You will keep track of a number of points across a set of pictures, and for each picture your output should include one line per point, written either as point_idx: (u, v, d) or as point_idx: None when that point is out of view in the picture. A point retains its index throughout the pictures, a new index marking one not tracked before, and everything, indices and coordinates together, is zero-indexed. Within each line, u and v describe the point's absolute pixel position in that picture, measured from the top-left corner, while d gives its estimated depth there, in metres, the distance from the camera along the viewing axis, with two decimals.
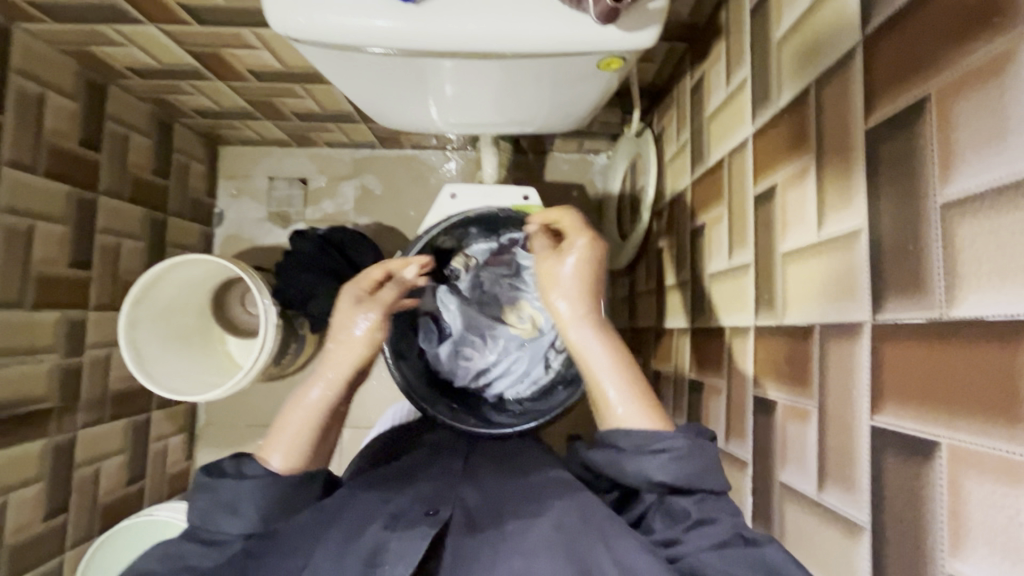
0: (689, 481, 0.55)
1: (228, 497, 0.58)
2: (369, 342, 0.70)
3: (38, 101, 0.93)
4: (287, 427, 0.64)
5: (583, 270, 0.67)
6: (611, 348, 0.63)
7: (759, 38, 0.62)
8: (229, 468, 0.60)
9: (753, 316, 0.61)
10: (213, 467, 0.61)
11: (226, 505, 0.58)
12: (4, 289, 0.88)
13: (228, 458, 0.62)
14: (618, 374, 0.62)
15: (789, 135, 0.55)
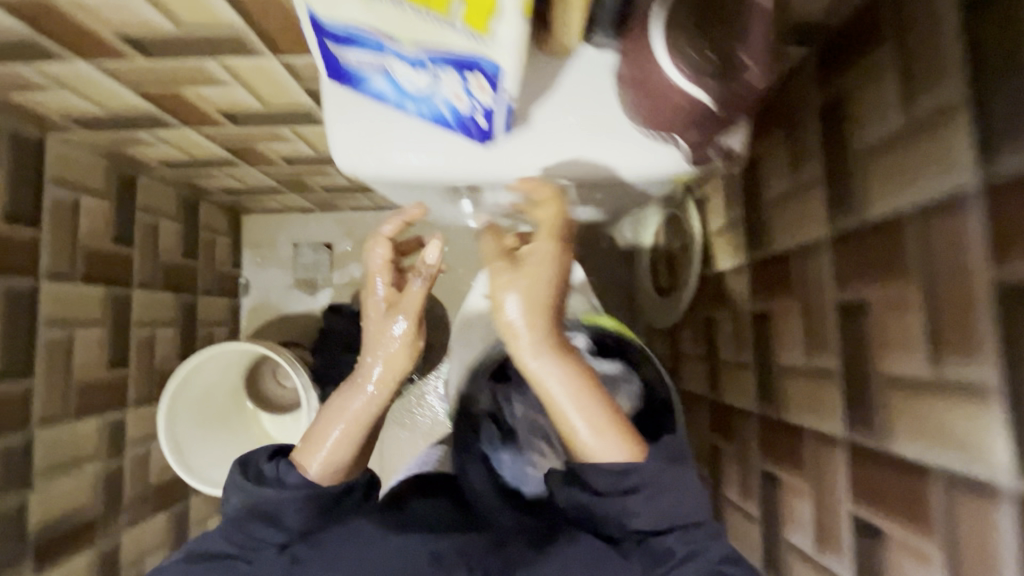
0: (669, 521, 0.53)
1: (269, 508, 0.56)
2: (408, 348, 0.60)
3: (74, 207, 0.91)
4: (325, 432, 0.58)
5: (534, 288, 0.54)
6: (570, 372, 0.54)
7: (833, 140, 0.61)
8: (268, 473, 0.57)
9: (845, 429, 0.59)
10: (250, 468, 0.58)
11: (269, 513, 0.56)
12: (49, 405, 0.85)
13: (264, 461, 0.59)
14: (581, 403, 0.54)
15: (883, 254, 0.53)
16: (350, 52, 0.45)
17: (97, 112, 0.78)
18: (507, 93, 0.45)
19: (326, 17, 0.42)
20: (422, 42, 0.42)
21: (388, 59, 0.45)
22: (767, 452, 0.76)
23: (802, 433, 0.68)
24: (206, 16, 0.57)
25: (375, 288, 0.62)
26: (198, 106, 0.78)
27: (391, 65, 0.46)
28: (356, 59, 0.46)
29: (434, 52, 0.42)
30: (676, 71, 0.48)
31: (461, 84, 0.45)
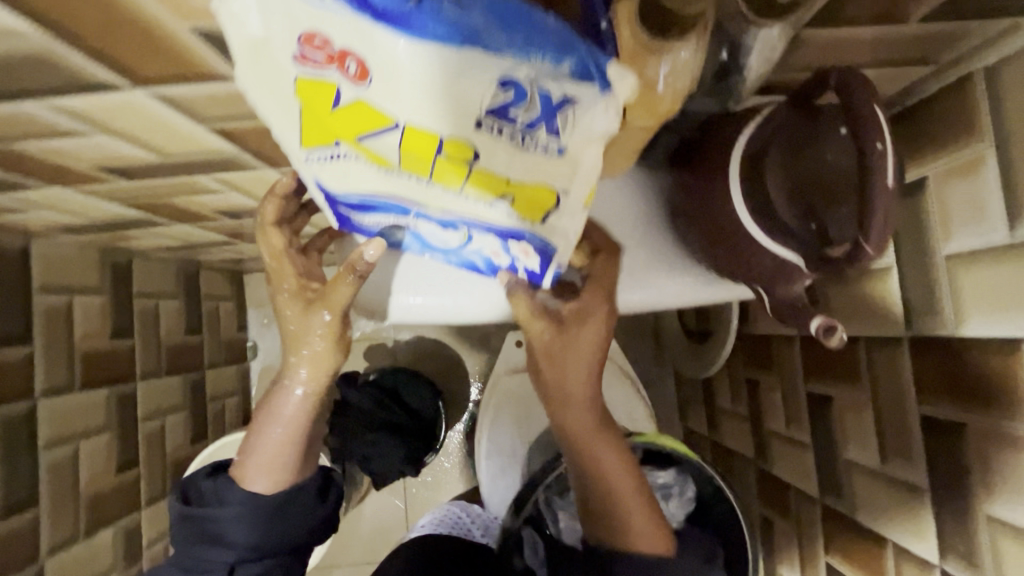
0: None
1: (213, 527, 0.51)
2: (331, 343, 0.52)
3: (67, 311, 0.84)
4: (264, 445, 0.53)
5: (577, 362, 0.51)
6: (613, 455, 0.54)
7: (908, 231, 0.54)
8: (207, 491, 0.53)
9: (941, 557, 0.53)
10: (192, 493, 0.53)
11: (219, 531, 0.51)
12: (57, 529, 0.80)
13: (207, 478, 0.55)
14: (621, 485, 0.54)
15: (988, 380, 0.46)
16: (370, 214, 0.39)
17: (82, 220, 0.72)
18: (559, 264, 0.45)
19: (346, 194, 0.37)
20: (465, 219, 0.39)
21: (415, 223, 0.41)
22: (835, 547, 0.70)
23: (881, 542, 0.61)
24: (193, 146, 0.50)
25: (285, 308, 0.52)
26: (190, 208, 0.71)
27: (418, 226, 0.41)
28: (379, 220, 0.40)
29: (478, 225, 0.39)
30: (766, 230, 0.47)
31: (503, 247, 0.43)
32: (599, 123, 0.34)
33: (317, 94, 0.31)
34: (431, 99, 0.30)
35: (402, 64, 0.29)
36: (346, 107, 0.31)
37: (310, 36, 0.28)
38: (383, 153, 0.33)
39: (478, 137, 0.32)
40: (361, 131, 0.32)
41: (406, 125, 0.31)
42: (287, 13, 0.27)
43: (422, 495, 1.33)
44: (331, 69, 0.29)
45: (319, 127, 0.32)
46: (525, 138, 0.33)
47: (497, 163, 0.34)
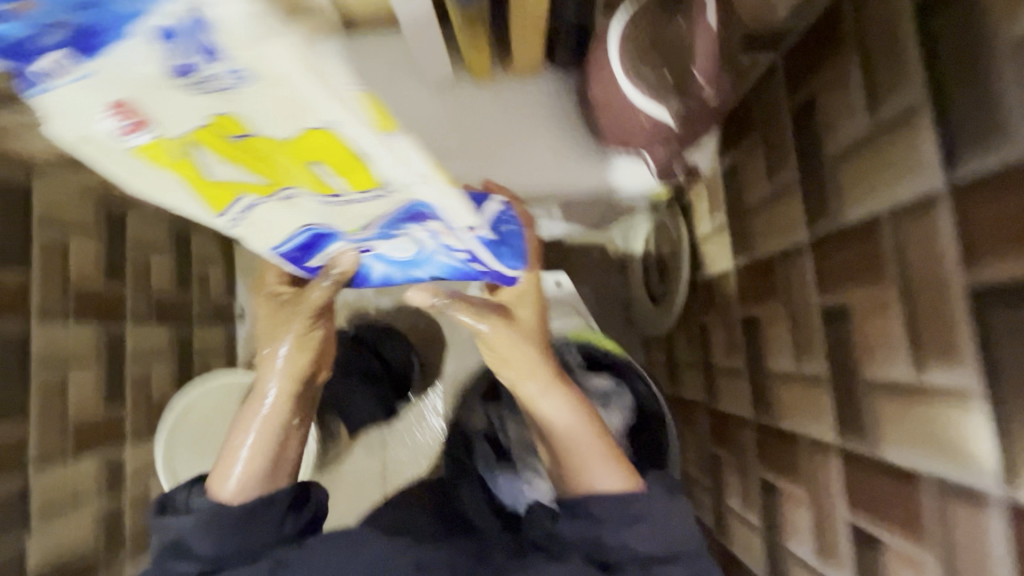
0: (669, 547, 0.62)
1: (182, 538, 0.64)
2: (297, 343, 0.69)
3: (63, 247, 0.91)
4: (227, 456, 0.68)
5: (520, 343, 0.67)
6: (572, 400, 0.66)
7: (806, 145, 0.61)
8: (178, 503, 0.67)
9: (837, 436, 0.58)
10: (167, 505, 0.67)
11: (190, 535, 0.64)
12: (44, 449, 0.85)
13: (181, 490, 0.69)
14: (580, 428, 0.66)
15: (858, 259, 0.53)
16: (319, 245, 0.64)
17: None
18: (470, 227, 0.56)
19: (287, 242, 0.59)
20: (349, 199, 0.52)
21: (369, 241, 0.65)
22: (766, 460, 0.75)
23: (797, 441, 0.67)
24: None
25: (259, 305, 0.71)
26: None
27: (353, 233, 0.61)
28: (330, 246, 0.65)
29: (359, 203, 0.52)
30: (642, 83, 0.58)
31: (429, 229, 0.61)
32: (246, 21, 0.31)
33: (178, 164, 0.43)
34: (155, 89, 0.36)
35: (121, 78, 0.35)
36: (175, 150, 0.42)
37: (125, 114, 0.37)
38: (229, 170, 0.46)
39: (236, 109, 0.39)
40: (219, 158, 0.44)
41: (191, 129, 0.41)
42: (88, 104, 0.36)
43: None
44: (143, 134, 0.40)
45: (197, 182, 0.46)
46: (216, 80, 0.35)
47: (248, 109, 0.39)
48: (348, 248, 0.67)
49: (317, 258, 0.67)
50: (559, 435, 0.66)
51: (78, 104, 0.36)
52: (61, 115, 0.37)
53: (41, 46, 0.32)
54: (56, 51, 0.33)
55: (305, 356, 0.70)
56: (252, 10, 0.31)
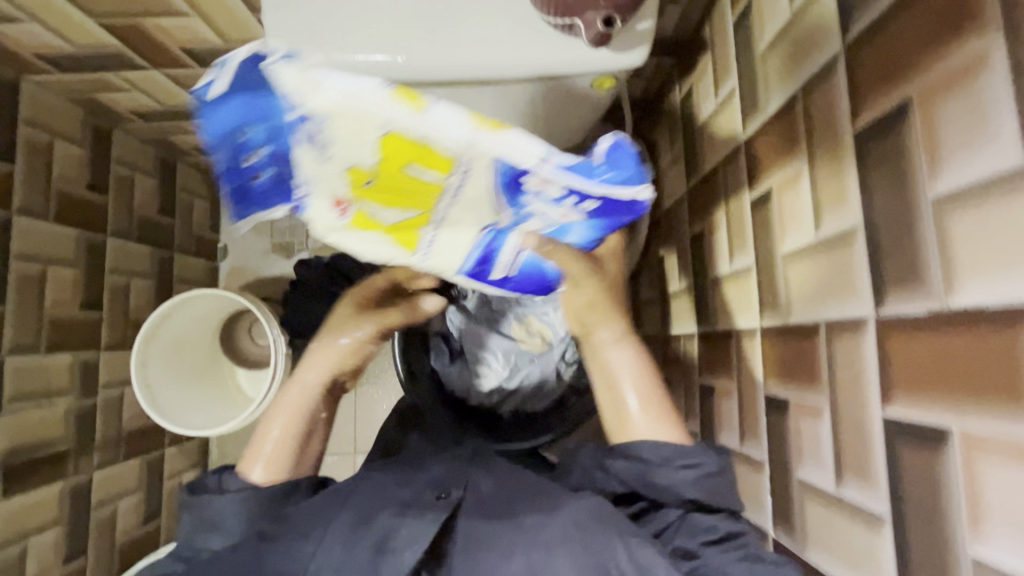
0: (711, 498, 0.55)
1: (212, 516, 0.61)
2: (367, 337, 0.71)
3: (47, 149, 0.95)
4: (263, 433, 0.66)
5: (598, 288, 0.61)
6: (638, 352, 0.63)
7: (745, 49, 0.65)
8: (210, 483, 0.63)
9: (759, 317, 0.63)
10: (196, 487, 0.62)
11: (209, 523, 0.61)
12: (18, 335, 0.89)
13: (208, 475, 0.65)
14: (637, 377, 0.62)
15: (779, 142, 0.57)
16: (496, 256, 0.59)
17: (67, 49, 0.83)
18: (547, 156, 0.43)
19: (468, 259, 0.57)
20: (489, 197, 0.49)
21: (523, 218, 0.53)
22: (705, 366, 0.79)
23: (729, 337, 0.71)
24: None
25: (340, 304, 0.74)
26: (161, 44, 0.82)
27: (524, 223, 0.54)
28: (513, 249, 0.58)
29: (488, 198, 0.49)
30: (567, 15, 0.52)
31: (548, 200, 0.49)
32: (296, 80, 0.42)
33: (366, 224, 0.52)
34: (330, 176, 0.47)
35: (311, 169, 0.47)
36: (370, 217, 0.52)
37: (336, 205, 0.50)
38: (399, 212, 0.51)
39: (361, 160, 0.46)
40: (387, 213, 0.51)
41: (351, 185, 0.48)
42: (323, 208, 0.50)
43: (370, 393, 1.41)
44: (343, 216, 0.51)
45: (389, 230, 0.53)
46: (320, 138, 0.44)
47: (364, 157, 0.45)
48: (514, 252, 0.59)
49: (509, 270, 0.62)
50: (616, 388, 0.62)
51: (320, 217, 0.51)
52: (319, 231, 0.52)
53: (269, 185, 0.49)
54: (279, 178, 0.49)
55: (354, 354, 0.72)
56: (296, 70, 0.42)
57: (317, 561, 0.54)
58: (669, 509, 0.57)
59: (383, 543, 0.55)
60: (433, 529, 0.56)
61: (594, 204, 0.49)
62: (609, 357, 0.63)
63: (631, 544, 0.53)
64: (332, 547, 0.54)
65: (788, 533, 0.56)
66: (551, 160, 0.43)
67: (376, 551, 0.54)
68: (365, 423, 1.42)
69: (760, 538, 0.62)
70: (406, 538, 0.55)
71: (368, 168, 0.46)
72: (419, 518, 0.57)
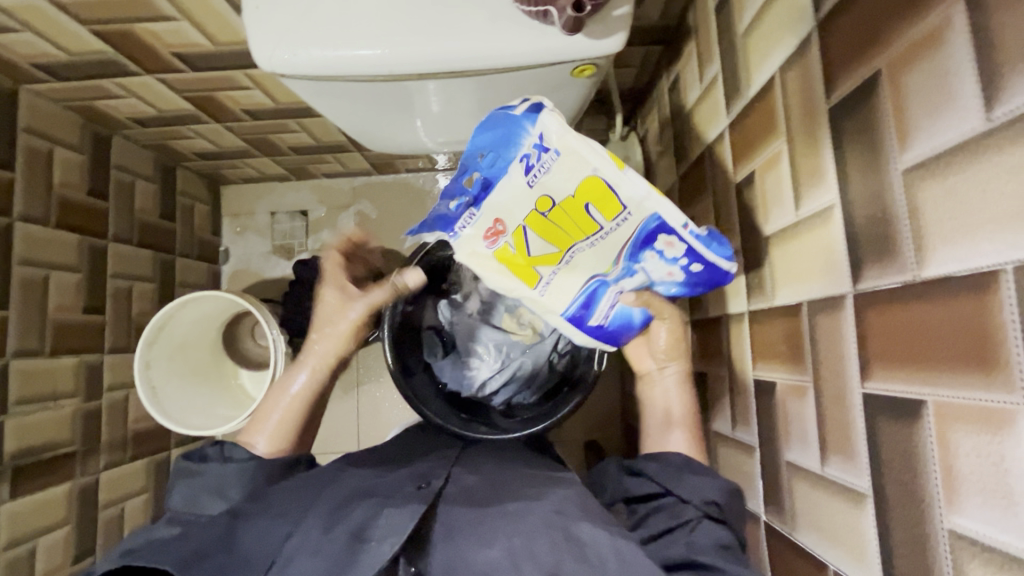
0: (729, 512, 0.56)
1: (213, 481, 0.64)
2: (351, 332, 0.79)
3: (47, 156, 0.97)
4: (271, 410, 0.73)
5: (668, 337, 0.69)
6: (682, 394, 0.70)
7: (725, 33, 0.65)
8: (212, 452, 0.66)
9: (746, 301, 0.62)
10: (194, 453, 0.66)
11: (215, 484, 0.64)
12: (23, 340, 0.91)
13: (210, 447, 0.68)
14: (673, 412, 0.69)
15: (759, 125, 0.57)
16: (597, 302, 0.63)
17: (61, 57, 0.84)
18: (688, 225, 0.51)
19: (573, 305, 0.63)
20: (617, 250, 0.57)
21: (642, 261, 0.58)
22: (699, 354, 0.79)
23: (720, 323, 0.71)
24: None
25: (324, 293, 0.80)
26: (152, 49, 0.83)
27: (623, 281, 0.61)
28: (607, 305, 0.63)
29: (621, 247, 0.57)
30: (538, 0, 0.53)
31: (659, 257, 0.56)
32: (551, 119, 0.50)
33: (509, 255, 0.61)
34: (500, 211, 0.57)
35: (500, 210, 0.57)
36: (518, 242, 0.60)
37: (484, 234, 0.60)
38: (541, 246, 0.59)
39: (556, 190, 0.53)
40: (532, 250, 0.60)
41: (527, 222, 0.57)
42: (473, 238, 0.61)
43: (373, 392, 1.43)
44: (499, 236, 0.60)
45: (521, 264, 0.61)
46: (534, 168, 0.52)
47: (563, 191, 0.54)
48: (610, 305, 0.63)
49: (604, 320, 0.65)
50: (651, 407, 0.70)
51: (467, 249, 0.62)
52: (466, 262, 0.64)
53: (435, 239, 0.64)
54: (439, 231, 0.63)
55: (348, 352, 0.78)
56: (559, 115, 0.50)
57: (292, 543, 0.55)
58: (690, 508, 0.57)
59: (361, 532, 0.55)
60: (411, 521, 0.55)
61: (692, 268, 0.56)
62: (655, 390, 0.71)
63: (616, 537, 0.53)
64: (310, 532, 0.55)
65: (780, 518, 0.55)
66: (688, 227, 0.51)
67: (353, 538, 0.54)
68: (369, 421, 1.43)
69: (753, 521, 0.62)
70: (382, 529, 0.55)
71: (551, 206, 0.55)
72: (399, 507, 0.57)
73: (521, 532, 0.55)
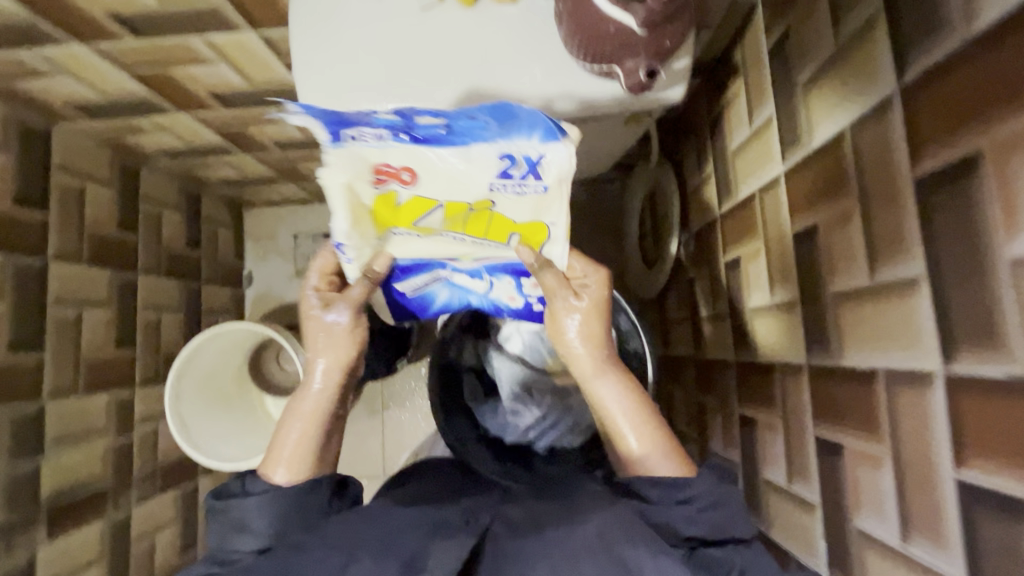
0: (727, 528, 0.53)
1: (237, 516, 0.58)
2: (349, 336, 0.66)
3: (79, 192, 0.96)
4: (288, 435, 0.64)
5: (589, 323, 0.62)
6: (624, 382, 0.61)
7: (781, 77, 0.63)
8: (233, 488, 0.61)
9: (805, 354, 0.61)
10: (220, 491, 0.60)
11: (235, 526, 0.58)
12: (57, 379, 0.90)
13: (232, 480, 0.62)
14: (632, 411, 0.60)
15: (824, 177, 0.55)
16: (412, 276, 0.62)
17: (96, 97, 0.84)
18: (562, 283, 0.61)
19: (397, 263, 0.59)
20: (482, 259, 0.59)
21: (493, 279, 0.63)
22: (745, 395, 0.77)
23: (772, 370, 0.69)
24: None
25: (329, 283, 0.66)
26: (187, 87, 0.82)
27: (456, 275, 0.63)
28: (425, 279, 0.63)
29: (489, 259, 0.59)
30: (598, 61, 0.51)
31: (514, 285, 0.64)
32: (566, 162, 0.50)
33: (388, 203, 0.53)
34: (437, 174, 0.50)
35: (430, 168, 0.50)
36: (409, 200, 0.52)
37: (380, 167, 0.50)
38: (429, 219, 0.54)
39: (504, 210, 0.53)
40: (417, 216, 0.54)
41: (445, 202, 0.52)
42: (360, 163, 0.50)
43: (397, 416, 1.43)
44: (393, 182, 0.51)
45: (391, 218, 0.54)
46: (521, 185, 0.51)
47: (505, 209, 0.53)
48: (419, 283, 0.63)
49: (408, 290, 0.64)
50: (612, 420, 0.60)
51: (360, 157, 0.49)
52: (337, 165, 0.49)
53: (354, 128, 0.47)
54: (353, 127, 0.47)
55: (349, 347, 0.66)
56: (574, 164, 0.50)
57: None
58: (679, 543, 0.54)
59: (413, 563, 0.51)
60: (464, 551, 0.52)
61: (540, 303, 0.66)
62: (600, 388, 0.61)
63: (658, 554, 0.48)
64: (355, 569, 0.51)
65: None
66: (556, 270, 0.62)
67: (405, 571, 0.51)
68: (393, 444, 1.43)
69: None
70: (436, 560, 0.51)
71: (481, 212, 0.53)
72: (449, 539, 0.54)
73: (583, 551, 0.51)
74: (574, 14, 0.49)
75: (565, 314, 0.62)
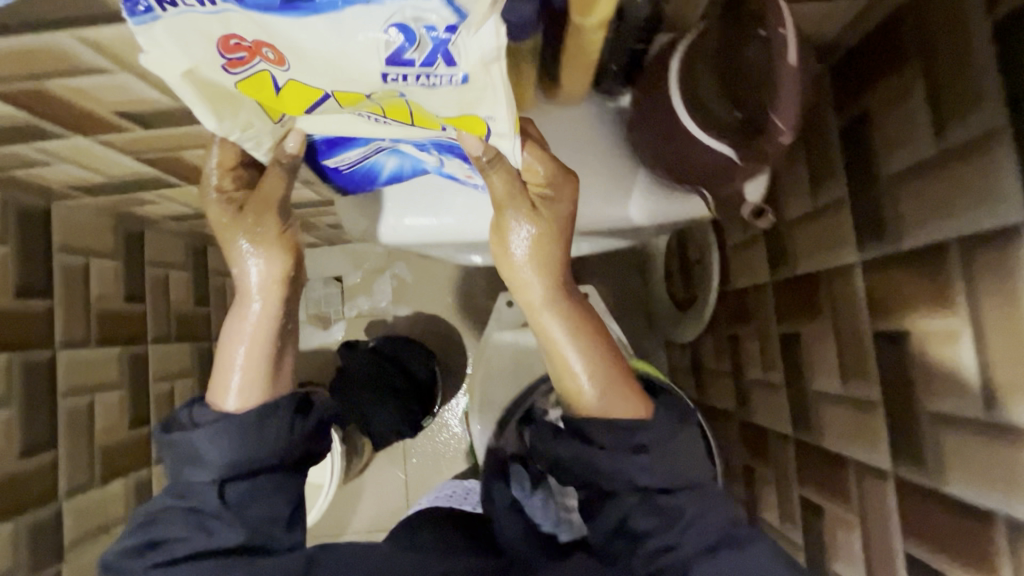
0: (676, 480, 0.51)
1: (190, 450, 0.52)
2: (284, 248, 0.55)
3: (84, 271, 0.90)
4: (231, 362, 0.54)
5: (538, 243, 0.54)
6: (570, 313, 0.55)
7: (856, 159, 0.58)
8: (184, 420, 0.53)
9: (890, 462, 0.57)
10: (169, 424, 0.53)
11: (190, 458, 0.52)
12: (73, 475, 0.85)
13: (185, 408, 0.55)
14: (580, 342, 0.54)
15: (918, 286, 0.51)
16: (343, 149, 0.50)
17: (100, 178, 0.77)
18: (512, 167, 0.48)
19: (320, 134, 0.48)
20: (417, 140, 0.47)
21: (440, 159, 0.52)
22: (807, 477, 0.74)
23: (844, 463, 0.65)
24: None
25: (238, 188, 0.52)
26: (198, 164, 0.76)
27: (399, 147, 0.51)
28: (362, 151, 0.52)
29: (418, 138, 0.47)
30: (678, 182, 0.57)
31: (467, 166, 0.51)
32: (488, 42, 0.34)
33: (262, 83, 0.39)
34: (311, 60, 0.36)
35: (292, 49, 0.35)
36: (286, 83, 0.39)
37: (225, 40, 0.35)
38: (330, 104, 0.42)
39: (417, 104, 0.40)
40: (307, 103, 0.42)
41: (332, 91, 0.39)
42: (197, 35, 0.35)
43: (421, 464, 1.39)
44: (258, 62, 0.37)
45: (275, 103, 0.42)
46: (432, 77, 0.36)
47: (422, 102, 0.40)
48: (348, 156, 0.52)
49: (340, 165, 0.53)
50: (561, 357, 0.54)
51: (188, 26, 0.34)
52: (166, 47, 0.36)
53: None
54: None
55: (283, 251, 0.55)
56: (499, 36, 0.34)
57: None
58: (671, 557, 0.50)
59: None
60: None
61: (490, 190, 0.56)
62: (545, 323, 0.55)
63: None
64: None
65: None
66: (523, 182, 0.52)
67: None
68: (418, 493, 1.39)
69: None
70: None
71: (388, 100, 0.40)
72: None
73: None
74: (668, 144, 0.54)
75: (510, 226, 0.53)
